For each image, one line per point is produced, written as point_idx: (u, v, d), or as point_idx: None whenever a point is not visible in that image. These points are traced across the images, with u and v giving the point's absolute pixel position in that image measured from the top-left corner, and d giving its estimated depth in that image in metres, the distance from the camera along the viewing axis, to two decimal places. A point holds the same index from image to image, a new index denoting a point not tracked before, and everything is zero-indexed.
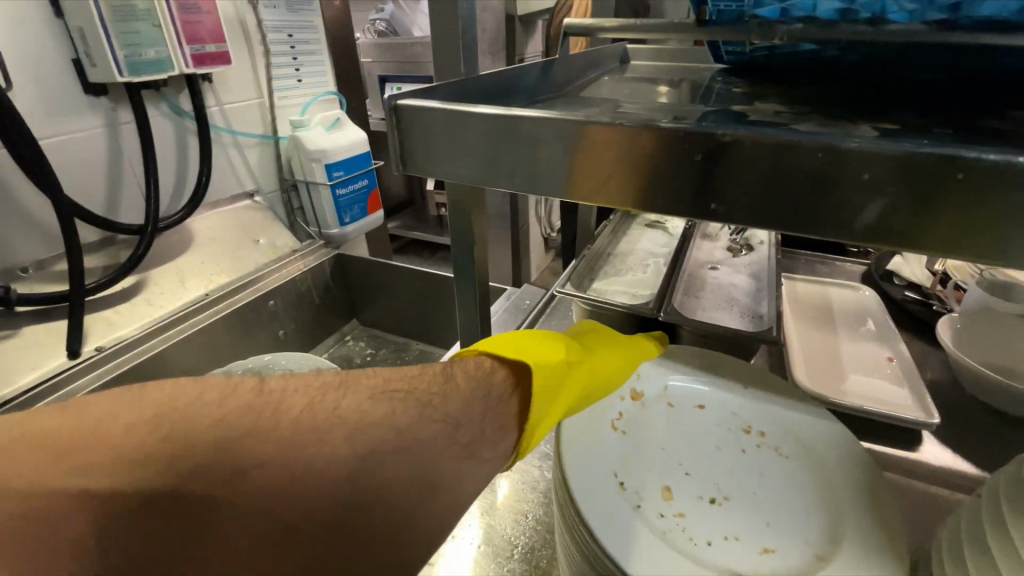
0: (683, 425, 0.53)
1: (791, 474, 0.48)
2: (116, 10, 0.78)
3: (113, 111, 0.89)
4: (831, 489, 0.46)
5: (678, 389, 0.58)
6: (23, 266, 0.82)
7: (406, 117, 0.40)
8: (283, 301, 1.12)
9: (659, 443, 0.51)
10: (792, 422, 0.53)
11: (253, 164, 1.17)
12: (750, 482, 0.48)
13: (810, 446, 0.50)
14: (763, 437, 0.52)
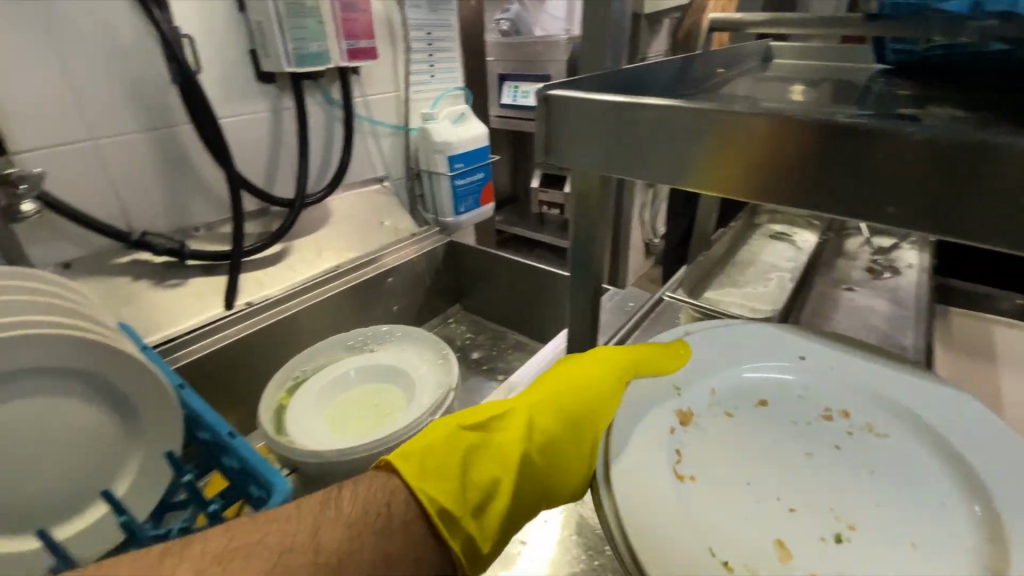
0: (755, 435, 0.46)
1: (914, 484, 0.41)
2: (291, 7, 0.89)
3: (277, 97, 1.01)
4: (968, 498, 0.39)
5: (728, 392, 0.50)
6: (197, 227, 0.97)
7: (556, 107, 0.41)
8: (399, 279, 1.21)
9: (732, 464, 0.43)
10: (888, 425, 0.46)
11: (385, 151, 1.27)
12: (873, 500, 0.40)
13: (920, 444, 0.44)
14: (862, 441, 0.45)
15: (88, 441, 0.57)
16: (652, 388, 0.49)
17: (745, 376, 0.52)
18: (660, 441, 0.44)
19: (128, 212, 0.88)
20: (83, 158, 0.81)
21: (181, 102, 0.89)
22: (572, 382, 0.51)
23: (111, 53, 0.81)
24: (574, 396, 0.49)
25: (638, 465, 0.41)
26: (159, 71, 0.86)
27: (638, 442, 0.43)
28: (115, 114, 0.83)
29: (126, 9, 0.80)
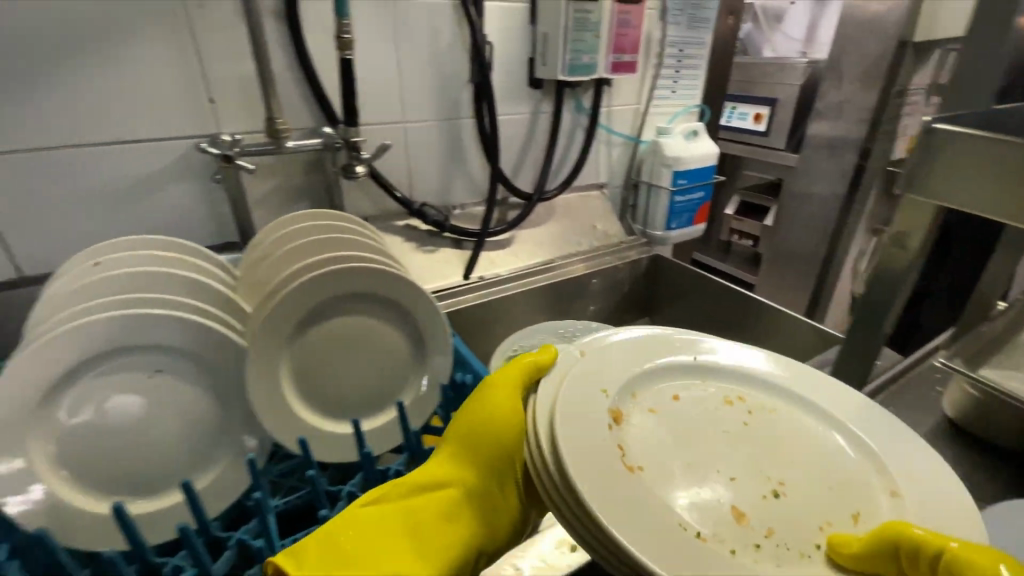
0: (694, 425, 0.47)
1: (799, 440, 0.47)
2: (577, 22, 0.98)
3: (539, 101, 1.11)
4: (846, 434, 0.48)
5: (647, 390, 0.50)
6: (455, 206, 1.13)
7: (934, 139, 0.43)
8: (603, 283, 1.22)
9: (659, 448, 0.44)
10: (773, 399, 0.52)
11: (613, 160, 1.30)
12: (793, 458, 0.45)
13: (791, 403, 0.51)
14: (755, 416, 0.49)
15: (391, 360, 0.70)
16: (590, 400, 0.45)
17: (665, 378, 0.52)
18: (608, 437, 0.41)
19: (412, 186, 1.06)
20: (394, 137, 0.99)
21: (469, 99, 1.03)
22: (477, 436, 0.50)
23: (430, 50, 0.95)
24: (480, 445, 0.50)
25: (586, 450, 0.39)
26: (461, 69, 0.99)
27: (577, 417, 0.42)
28: (423, 104, 0.99)
29: (449, 15, 0.93)
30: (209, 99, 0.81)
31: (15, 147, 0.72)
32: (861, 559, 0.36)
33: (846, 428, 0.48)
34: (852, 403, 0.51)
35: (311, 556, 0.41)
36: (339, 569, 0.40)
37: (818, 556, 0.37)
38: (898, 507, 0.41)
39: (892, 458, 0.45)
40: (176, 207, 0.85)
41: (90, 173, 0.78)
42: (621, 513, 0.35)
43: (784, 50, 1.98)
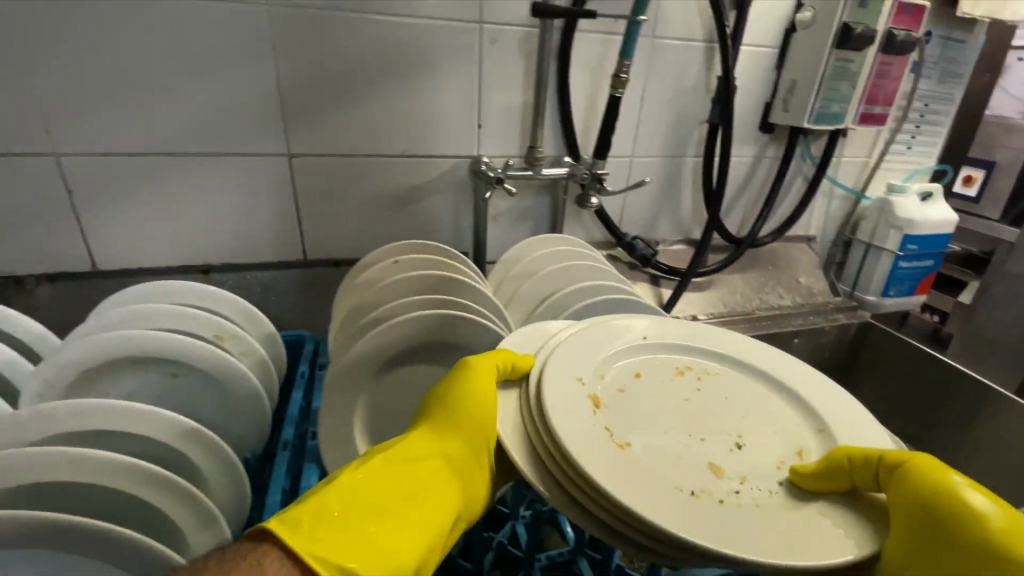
0: (667, 401, 0.51)
1: (739, 395, 0.53)
2: (836, 70, 0.94)
3: (765, 145, 1.07)
4: (794, 401, 0.52)
5: (610, 368, 0.53)
6: (658, 242, 1.11)
7: None
8: (804, 343, 1.12)
9: (648, 421, 0.48)
10: (720, 365, 0.56)
11: (829, 213, 1.20)
12: (744, 418, 0.50)
13: (745, 372, 0.56)
14: (705, 382, 0.54)
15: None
16: (568, 394, 0.46)
17: (624, 352, 0.56)
18: (597, 424, 0.44)
19: (624, 218, 1.06)
20: (621, 170, 1.00)
21: (698, 138, 1.02)
22: (462, 413, 0.49)
23: (674, 89, 0.96)
24: (472, 424, 0.49)
25: (580, 434, 0.42)
26: (698, 110, 0.99)
27: (570, 408, 0.44)
28: (655, 140, 1.00)
29: (701, 57, 0.95)
30: (479, 123, 0.89)
31: (328, 153, 0.84)
32: (815, 472, 0.42)
33: (791, 390, 0.53)
34: (792, 370, 0.56)
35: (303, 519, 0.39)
36: (341, 543, 0.38)
37: (783, 492, 0.42)
38: (828, 445, 0.47)
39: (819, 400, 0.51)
40: (429, 215, 0.94)
41: (374, 180, 0.88)
42: (624, 486, 0.38)
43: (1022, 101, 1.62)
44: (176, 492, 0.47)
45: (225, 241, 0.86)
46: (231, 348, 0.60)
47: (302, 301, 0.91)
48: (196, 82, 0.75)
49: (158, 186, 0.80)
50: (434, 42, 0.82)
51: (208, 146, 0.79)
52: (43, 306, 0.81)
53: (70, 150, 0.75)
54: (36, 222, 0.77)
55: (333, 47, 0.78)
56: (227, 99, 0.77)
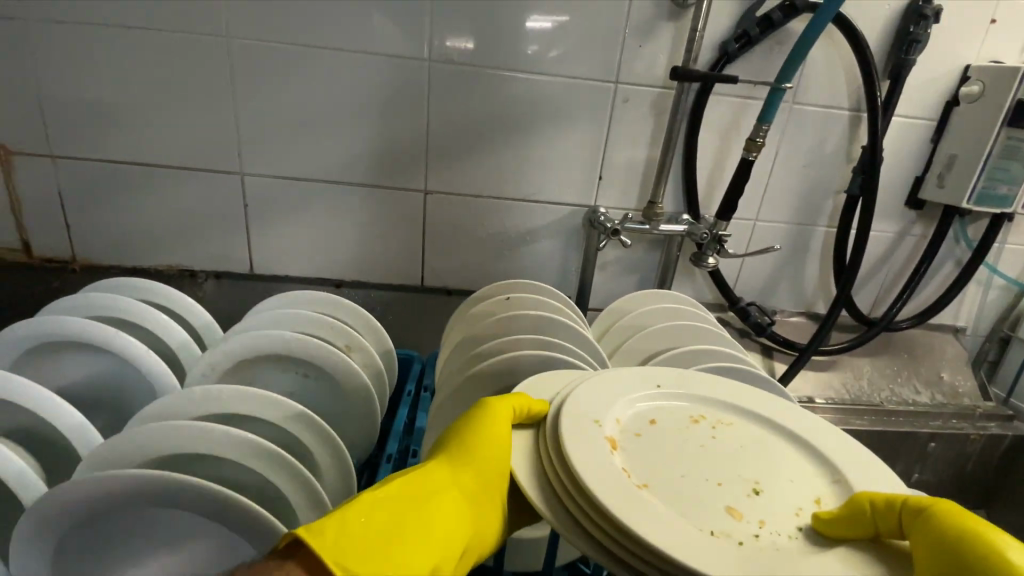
0: (682, 447, 0.51)
1: (759, 446, 0.53)
2: (1006, 149, 0.85)
3: (911, 223, 0.98)
4: (809, 451, 0.52)
5: (625, 413, 0.54)
6: (774, 311, 1.04)
7: None
8: (941, 448, 0.98)
9: (665, 463, 0.49)
10: (738, 415, 0.56)
11: (984, 305, 1.06)
12: (759, 468, 0.50)
13: (764, 424, 0.56)
14: (722, 433, 0.54)
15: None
16: (584, 433, 0.48)
17: (640, 400, 0.56)
18: (616, 465, 0.46)
19: (738, 282, 1.02)
20: (742, 233, 0.97)
21: (832, 208, 0.96)
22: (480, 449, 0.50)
23: (809, 158, 0.92)
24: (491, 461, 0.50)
25: (602, 474, 0.44)
26: (834, 179, 0.94)
27: (586, 449, 0.46)
28: (783, 208, 0.96)
29: (844, 125, 0.90)
30: (600, 176, 0.92)
31: (459, 191, 0.91)
32: (834, 521, 0.44)
33: (802, 439, 0.53)
34: (805, 419, 0.56)
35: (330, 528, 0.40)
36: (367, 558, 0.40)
37: (802, 537, 0.44)
38: (843, 494, 0.48)
39: (832, 450, 0.52)
40: (541, 257, 0.97)
41: (495, 220, 0.94)
42: (645, 524, 0.41)
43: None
44: (297, 477, 0.49)
45: (358, 260, 0.95)
46: (357, 359, 0.66)
47: (413, 323, 0.98)
48: (359, 121, 0.86)
49: (314, 207, 0.91)
50: (570, 98, 0.87)
51: (359, 176, 0.90)
52: (207, 299, 0.94)
53: (253, 172, 0.88)
54: (216, 228, 0.91)
55: (478, 98, 0.86)
56: (382, 138, 0.87)
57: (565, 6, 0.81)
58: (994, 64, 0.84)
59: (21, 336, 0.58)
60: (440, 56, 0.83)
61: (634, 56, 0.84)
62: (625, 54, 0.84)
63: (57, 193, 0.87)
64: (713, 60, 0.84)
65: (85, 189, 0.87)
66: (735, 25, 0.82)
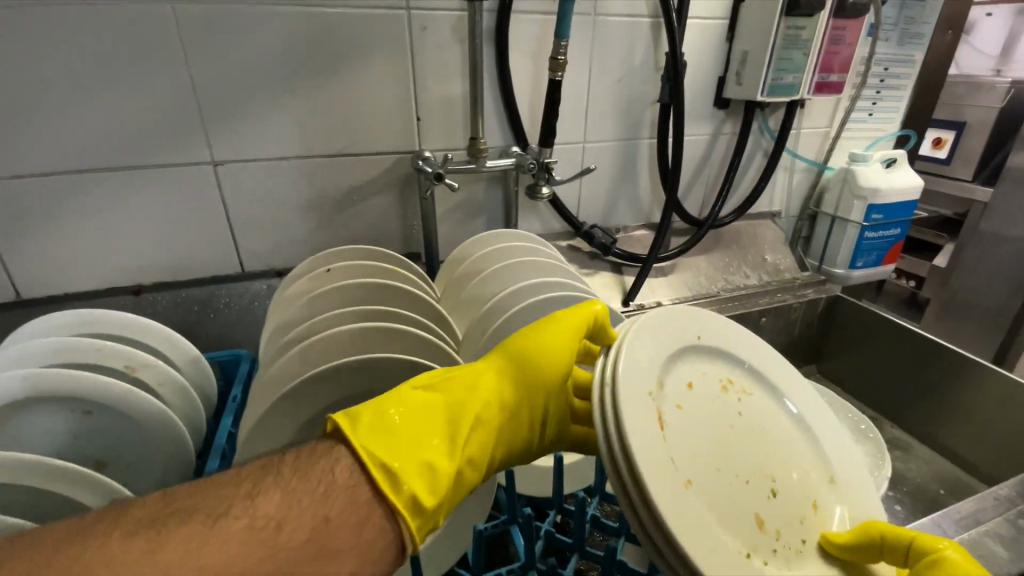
0: (714, 427, 0.50)
1: (771, 423, 0.55)
2: (786, 39, 0.90)
3: (721, 122, 1.04)
4: (809, 443, 0.56)
5: (672, 377, 0.50)
6: (618, 228, 1.07)
7: None
8: (771, 321, 1.11)
9: (701, 445, 0.47)
10: (753, 383, 0.58)
11: (793, 187, 1.18)
12: (772, 458, 0.51)
13: (777, 407, 0.58)
14: (743, 404, 0.54)
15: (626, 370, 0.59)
16: (639, 399, 0.42)
17: (681, 361, 0.52)
18: (667, 451, 0.42)
19: (581, 207, 1.02)
20: (574, 156, 0.96)
21: (651, 119, 0.98)
22: (530, 349, 0.53)
23: (621, 70, 0.92)
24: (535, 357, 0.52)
25: (664, 468, 0.40)
26: (648, 90, 0.95)
27: (646, 424, 0.41)
28: (608, 125, 0.96)
29: (647, 33, 0.90)
30: (417, 118, 0.84)
31: (257, 158, 0.79)
32: (847, 548, 0.46)
33: (806, 424, 0.58)
34: (821, 419, 0.59)
35: (366, 418, 0.44)
36: (388, 427, 0.44)
37: (801, 548, 0.46)
38: (836, 503, 0.52)
39: (832, 453, 0.56)
40: (375, 217, 0.90)
41: (311, 185, 0.84)
42: (697, 534, 0.38)
43: (970, 66, 1.68)
44: None
45: (155, 261, 0.81)
46: (143, 378, 0.55)
47: (246, 316, 0.87)
48: (95, 92, 0.70)
49: (73, 207, 0.74)
50: (360, 33, 0.77)
51: (122, 160, 0.74)
52: None
53: None
54: None
55: (250, 46, 0.73)
56: (136, 110, 0.72)
57: None
58: None
59: None
60: None
61: None
62: None
63: None
64: None
65: None
66: None
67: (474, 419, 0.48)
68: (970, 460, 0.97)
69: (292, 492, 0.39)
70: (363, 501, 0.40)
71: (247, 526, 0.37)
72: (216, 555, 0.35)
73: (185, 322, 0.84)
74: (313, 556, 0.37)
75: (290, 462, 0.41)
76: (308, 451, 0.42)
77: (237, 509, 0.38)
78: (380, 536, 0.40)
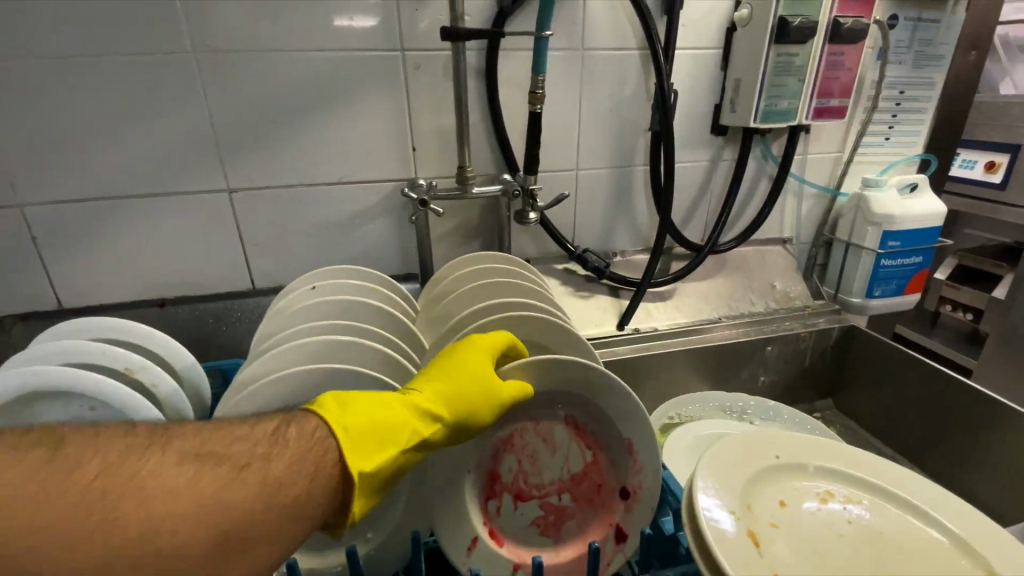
0: (825, 543, 0.47)
1: (895, 527, 0.50)
2: (778, 66, 0.91)
3: (720, 148, 1.03)
4: (930, 523, 0.51)
5: (759, 499, 0.50)
6: (615, 252, 1.08)
7: None
8: (778, 350, 1.07)
9: (817, 563, 0.45)
10: (864, 490, 0.54)
11: (803, 213, 1.15)
12: (901, 560, 0.46)
13: (898, 507, 0.52)
14: (857, 517, 0.50)
15: (559, 451, 0.63)
16: (720, 512, 0.46)
17: (770, 484, 0.52)
18: None
19: (576, 232, 1.04)
20: (567, 183, 0.99)
21: (645, 146, 1.00)
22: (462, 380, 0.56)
23: (611, 100, 0.95)
24: (465, 399, 0.55)
25: None
26: (640, 118, 0.97)
27: (733, 540, 0.43)
28: (600, 153, 0.98)
29: (636, 64, 0.93)
30: (413, 148, 0.91)
31: (266, 185, 0.88)
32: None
33: (944, 523, 0.50)
34: (945, 504, 0.52)
35: (341, 404, 0.51)
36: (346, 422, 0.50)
37: None
38: None
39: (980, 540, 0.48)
40: (374, 239, 0.96)
41: (315, 209, 0.91)
42: None
43: None
44: None
45: (177, 276, 0.90)
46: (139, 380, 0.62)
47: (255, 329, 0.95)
48: (129, 130, 0.80)
49: (109, 229, 0.85)
50: (359, 74, 0.84)
51: (152, 187, 0.84)
52: (17, 344, 0.88)
53: (29, 202, 0.81)
54: (5, 268, 0.84)
55: (261, 87, 0.82)
56: (164, 144, 0.82)
57: None
58: None
59: None
60: (202, 48, 0.78)
61: (413, 22, 0.83)
62: (403, 20, 0.82)
63: None
64: (491, 16, 0.83)
65: None
66: None
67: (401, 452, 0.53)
68: (999, 509, 0.89)
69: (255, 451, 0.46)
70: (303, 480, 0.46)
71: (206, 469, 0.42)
72: (174, 500, 0.39)
73: (201, 332, 0.93)
74: (274, 509, 0.43)
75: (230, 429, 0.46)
76: (290, 421, 0.48)
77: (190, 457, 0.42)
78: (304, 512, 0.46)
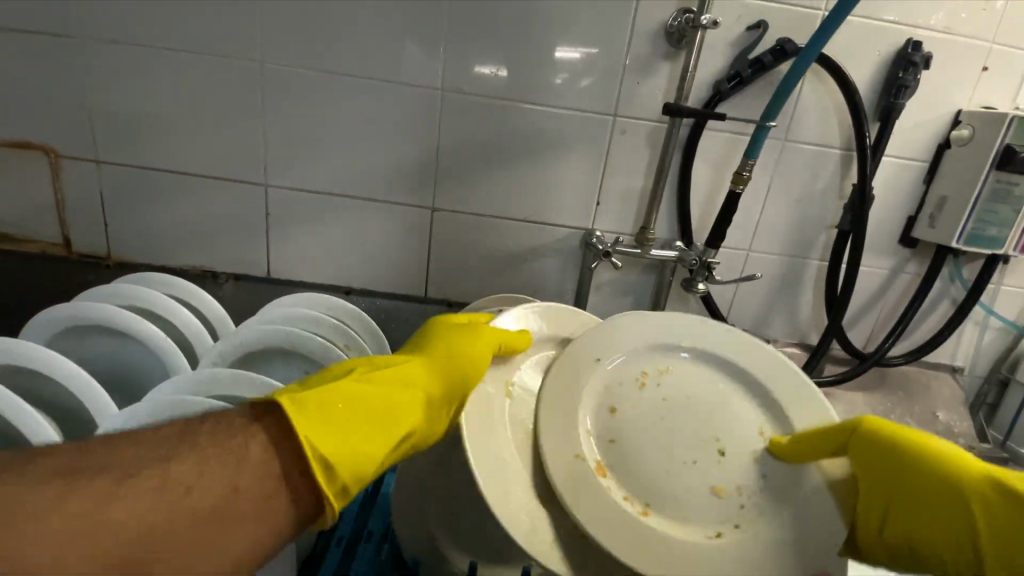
0: (652, 441, 0.63)
1: (703, 392, 0.67)
2: (994, 192, 0.87)
3: (904, 261, 1.00)
4: (722, 366, 0.69)
5: (592, 416, 0.64)
6: (769, 339, 1.07)
7: None
8: None
9: (650, 466, 0.61)
10: (680, 361, 0.69)
11: (982, 345, 1.06)
12: (713, 424, 0.65)
13: (712, 365, 0.69)
14: (665, 386, 0.67)
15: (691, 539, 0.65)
16: (557, 444, 0.61)
17: (602, 390, 0.66)
18: (614, 496, 0.60)
19: (732, 310, 1.04)
20: (736, 262, 1.00)
21: (824, 242, 0.99)
22: (454, 356, 0.62)
23: (801, 192, 0.96)
24: (465, 371, 0.61)
25: (604, 513, 0.58)
26: (826, 214, 0.97)
27: (579, 488, 0.58)
28: (777, 239, 0.99)
29: (836, 162, 0.94)
30: (597, 202, 0.97)
31: (463, 209, 0.97)
32: (796, 447, 0.61)
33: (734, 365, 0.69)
34: (728, 341, 0.70)
35: (309, 402, 0.52)
36: (328, 413, 0.52)
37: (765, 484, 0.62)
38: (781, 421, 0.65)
39: (748, 363, 0.68)
40: (539, 276, 1.02)
41: (497, 238, 1.00)
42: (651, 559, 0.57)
43: None
44: None
45: (367, 270, 1.02)
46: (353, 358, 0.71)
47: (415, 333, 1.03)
48: (371, 141, 0.94)
49: (327, 218, 0.98)
50: (569, 129, 0.92)
51: (372, 192, 0.96)
52: (226, 299, 1.03)
53: (275, 184, 0.96)
54: (238, 235, 1.00)
55: (485, 125, 0.92)
56: (393, 158, 0.94)
57: (566, 46, 0.88)
58: (984, 110, 0.87)
59: (63, 315, 0.65)
60: (449, 86, 0.90)
61: (633, 91, 0.90)
62: (623, 89, 0.90)
63: (98, 193, 0.97)
64: (707, 97, 0.89)
65: (124, 193, 0.97)
66: (729, 66, 0.87)
67: (410, 424, 0.57)
68: None
69: (201, 460, 0.46)
70: (279, 475, 0.48)
71: (158, 486, 0.43)
72: (130, 517, 0.41)
73: None
74: (246, 505, 0.46)
75: (210, 434, 0.48)
76: (240, 422, 0.49)
77: (148, 471, 0.44)
78: (299, 494, 0.49)
